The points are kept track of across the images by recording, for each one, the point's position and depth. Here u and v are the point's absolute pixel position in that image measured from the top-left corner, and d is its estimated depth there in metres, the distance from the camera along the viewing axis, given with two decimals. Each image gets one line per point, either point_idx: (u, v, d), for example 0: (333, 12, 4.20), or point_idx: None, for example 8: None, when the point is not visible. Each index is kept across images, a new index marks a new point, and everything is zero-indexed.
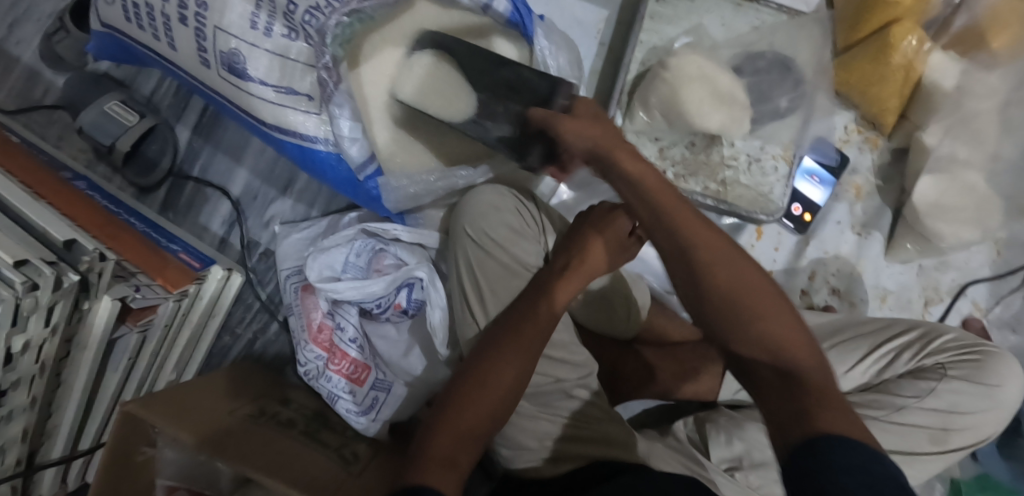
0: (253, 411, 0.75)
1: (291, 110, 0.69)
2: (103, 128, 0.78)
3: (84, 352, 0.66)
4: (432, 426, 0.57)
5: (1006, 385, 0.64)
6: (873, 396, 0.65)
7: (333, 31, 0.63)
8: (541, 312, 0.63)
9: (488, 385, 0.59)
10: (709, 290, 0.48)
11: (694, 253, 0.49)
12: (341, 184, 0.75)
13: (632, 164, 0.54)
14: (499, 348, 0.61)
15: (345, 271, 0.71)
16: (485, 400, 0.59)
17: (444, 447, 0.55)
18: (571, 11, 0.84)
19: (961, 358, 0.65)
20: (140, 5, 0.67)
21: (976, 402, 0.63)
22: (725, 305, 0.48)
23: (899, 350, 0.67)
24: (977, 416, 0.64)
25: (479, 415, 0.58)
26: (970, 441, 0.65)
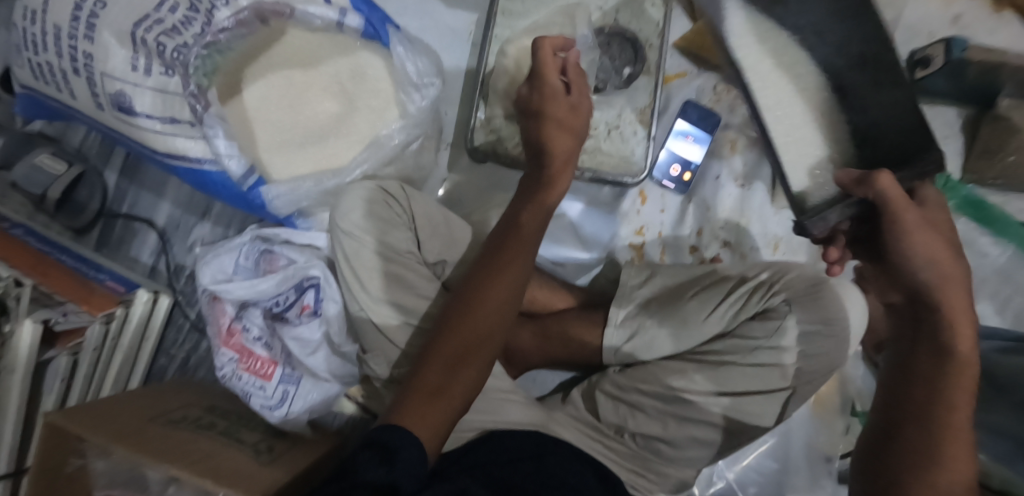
0: (177, 417, 0.81)
1: (176, 138, 0.77)
2: (34, 179, 0.86)
3: (13, 374, 0.74)
4: (418, 367, 0.60)
5: (844, 315, 0.71)
6: (731, 342, 0.73)
7: (194, 63, 0.75)
8: (527, 224, 0.67)
9: (458, 330, 0.62)
10: (948, 380, 0.59)
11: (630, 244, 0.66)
12: (236, 199, 0.82)
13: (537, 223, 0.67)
14: (492, 272, 0.65)
15: (238, 273, 0.80)
16: (482, 323, 0.63)
17: (434, 376, 0.59)
18: (440, 18, 0.92)
19: (801, 294, 0.72)
20: (42, 64, 0.77)
21: (820, 334, 0.71)
22: (946, 389, 0.58)
23: (751, 293, 0.74)
24: (824, 350, 0.71)
25: (470, 346, 0.61)
26: (820, 374, 0.72)
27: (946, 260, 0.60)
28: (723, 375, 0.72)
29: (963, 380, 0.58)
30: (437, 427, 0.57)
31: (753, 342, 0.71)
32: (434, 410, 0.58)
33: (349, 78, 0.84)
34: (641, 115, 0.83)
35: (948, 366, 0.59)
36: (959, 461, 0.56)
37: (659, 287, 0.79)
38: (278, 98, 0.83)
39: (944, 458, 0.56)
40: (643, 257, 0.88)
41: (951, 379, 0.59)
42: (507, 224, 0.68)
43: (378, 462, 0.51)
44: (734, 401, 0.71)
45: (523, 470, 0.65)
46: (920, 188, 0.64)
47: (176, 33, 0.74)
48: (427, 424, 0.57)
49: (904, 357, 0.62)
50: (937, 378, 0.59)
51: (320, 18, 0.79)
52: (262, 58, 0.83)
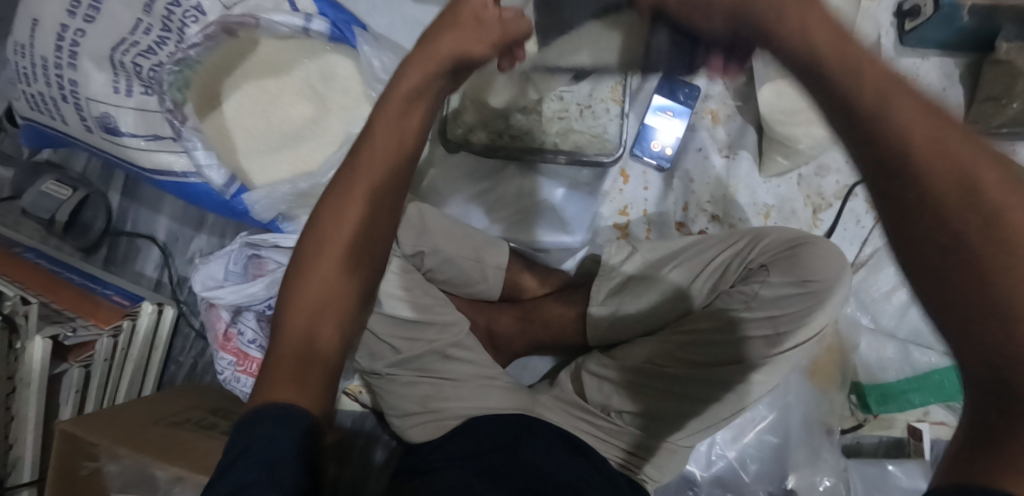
0: (180, 419, 0.84)
1: (161, 153, 0.80)
2: (41, 204, 0.91)
3: (28, 387, 0.78)
4: (279, 331, 0.54)
5: (826, 274, 0.66)
6: (710, 312, 0.70)
7: (167, 79, 0.75)
8: (375, 157, 0.54)
9: (318, 277, 0.54)
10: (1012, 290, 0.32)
11: (343, 189, 0.55)
12: (221, 208, 0.85)
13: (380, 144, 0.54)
14: (337, 212, 0.55)
15: (228, 279, 0.81)
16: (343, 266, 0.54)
17: (296, 340, 0.53)
18: (412, 16, 0.93)
19: (779, 257, 0.68)
20: (35, 94, 0.81)
21: (800, 298, 0.66)
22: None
23: (728, 262, 0.72)
24: (805, 313, 0.66)
25: (328, 285, 0.54)
26: (810, 338, 0.67)
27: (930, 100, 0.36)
28: (704, 346, 0.69)
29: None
30: (319, 393, 0.52)
31: (730, 310, 0.69)
32: (309, 376, 0.52)
33: (324, 83, 0.86)
34: (613, 92, 0.82)
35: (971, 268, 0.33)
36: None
37: (639, 263, 0.76)
38: (254, 107, 0.85)
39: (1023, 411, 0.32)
40: (629, 237, 0.87)
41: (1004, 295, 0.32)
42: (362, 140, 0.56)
43: (265, 447, 0.46)
44: (716, 373, 0.68)
45: (499, 457, 0.65)
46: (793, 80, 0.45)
47: (152, 54, 0.77)
48: (302, 395, 0.50)
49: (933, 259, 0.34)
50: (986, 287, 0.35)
51: (284, 25, 0.80)
52: (240, 69, 0.85)
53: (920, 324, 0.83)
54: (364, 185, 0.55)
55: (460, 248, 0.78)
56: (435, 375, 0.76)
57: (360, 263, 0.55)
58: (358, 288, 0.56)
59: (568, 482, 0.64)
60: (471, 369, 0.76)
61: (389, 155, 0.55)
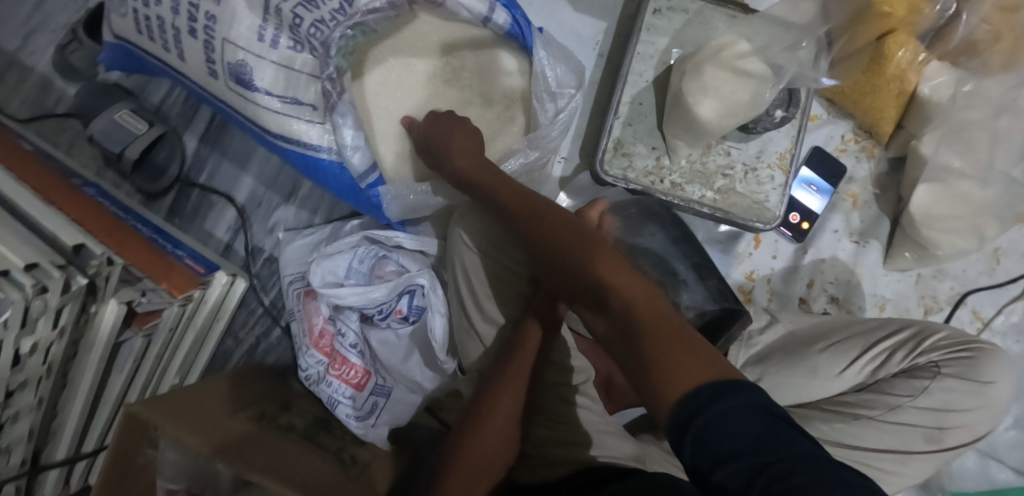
0: (255, 413, 0.76)
1: (293, 119, 0.70)
2: (113, 136, 0.81)
3: (89, 354, 0.67)
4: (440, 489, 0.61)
5: (998, 382, 0.66)
6: (868, 395, 0.67)
7: (337, 43, 0.66)
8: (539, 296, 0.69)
9: (496, 409, 0.63)
10: (635, 319, 0.47)
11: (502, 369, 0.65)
12: (343, 192, 0.76)
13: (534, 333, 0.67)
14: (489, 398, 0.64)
15: (350, 277, 0.72)
16: (508, 400, 0.64)
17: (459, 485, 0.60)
18: (570, 23, 0.88)
19: (951, 356, 0.66)
20: (151, 17, 0.69)
21: (973, 397, 0.65)
22: (615, 313, 0.49)
23: (890, 351, 0.69)
24: (969, 417, 0.65)
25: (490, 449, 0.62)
26: (966, 438, 0.66)
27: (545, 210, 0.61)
28: (858, 428, 0.65)
29: (638, 312, 0.47)
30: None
31: (897, 399, 0.66)
32: None
33: (482, 76, 0.78)
34: (780, 160, 0.79)
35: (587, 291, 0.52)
36: (654, 344, 0.44)
37: (783, 334, 0.75)
38: (397, 86, 0.77)
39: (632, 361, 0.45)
40: (752, 303, 0.85)
41: (611, 316, 0.49)
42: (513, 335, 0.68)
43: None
44: (869, 460, 0.65)
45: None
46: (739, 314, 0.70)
47: (315, 6, 0.65)
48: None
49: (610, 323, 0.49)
50: (615, 290, 0.50)
51: (468, 10, 0.71)
52: (397, 40, 0.76)
53: (998, 438, 0.87)
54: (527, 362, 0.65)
55: None
56: (556, 418, 0.72)
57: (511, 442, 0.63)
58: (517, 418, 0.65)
59: None
60: (594, 418, 0.72)
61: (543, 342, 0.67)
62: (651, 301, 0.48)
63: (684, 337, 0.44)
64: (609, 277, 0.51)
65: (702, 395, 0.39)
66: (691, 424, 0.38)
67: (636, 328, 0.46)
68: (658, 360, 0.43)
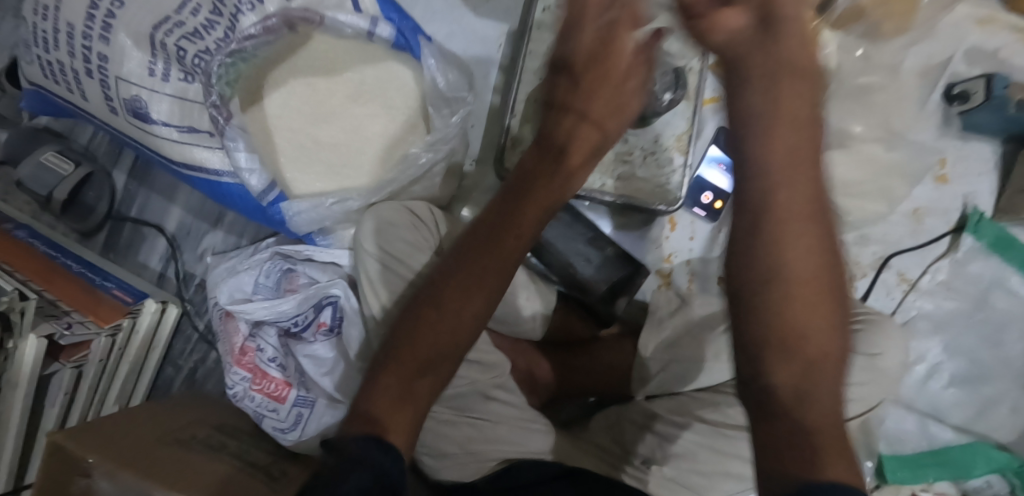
0: (186, 436, 0.78)
1: (194, 147, 0.73)
2: (40, 179, 0.84)
3: (15, 390, 0.70)
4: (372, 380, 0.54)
5: (890, 352, 0.65)
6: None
7: (218, 71, 0.69)
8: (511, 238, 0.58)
9: (457, 285, 0.57)
10: (788, 308, 0.42)
11: (473, 249, 0.58)
12: (254, 213, 0.78)
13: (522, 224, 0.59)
14: (460, 263, 0.58)
15: (258, 292, 0.75)
16: (449, 335, 0.56)
17: (390, 387, 0.53)
18: (471, 28, 0.89)
19: None
20: (52, 62, 0.73)
21: (866, 371, 0.64)
22: (789, 304, 0.43)
23: None
24: (866, 390, 0.64)
25: (441, 329, 0.55)
26: (865, 410, 0.65)
27: (799, 75, 0.44)
28: None
29: (817, 316, 0.43)
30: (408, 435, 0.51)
31: None
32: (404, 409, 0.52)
33: (379, 87, 0.80)
34: (678, 141, 0.80)
35: (772, 245, 0.43)
36: (819, 341, 0.42)
37: (691, 318, 0.76)
38: (301, 106, 0.79)
39: (798, 381, 0.42)
40: (670, 285, 0.86)
41: (771, 285, 0.43)
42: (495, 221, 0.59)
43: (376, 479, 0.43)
44: None
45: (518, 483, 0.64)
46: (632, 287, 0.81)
47: (198, 38, 0.70)
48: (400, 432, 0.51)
49: (764, 289, 0.43)
50: (784, 259, 0.42)
51: (349, 26, 0.74)
52: (291, 61, 0.79)
53: (938, 398, 0.86)
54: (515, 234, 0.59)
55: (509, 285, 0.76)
56: (475, 415, 0.72)
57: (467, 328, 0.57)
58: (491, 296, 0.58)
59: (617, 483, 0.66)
60: (511, 412, 0.73)
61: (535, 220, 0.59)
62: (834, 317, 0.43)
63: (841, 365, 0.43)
64: (808, 235, 0.43)
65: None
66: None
67: (790, 337, 0.43)
68: (828, 430, 0.41)
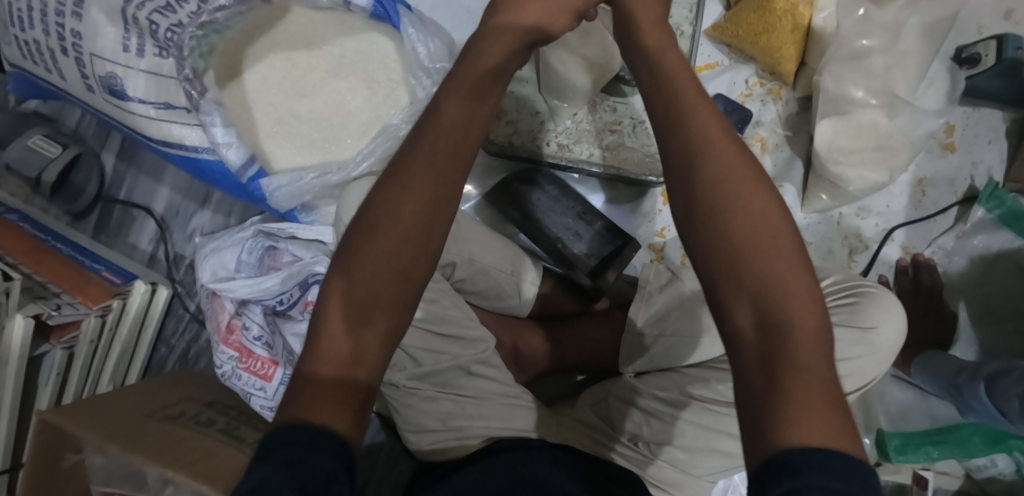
0: (175, 413, 0.78)
1: (172, 124, 0.72)
2: (28, 161, 0.84)
3: (6, 369, 0.71)
4: (309, 343, 0.45)
5: (884, 327, 0.62)
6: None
7: (188, 43, 0.67)
8: (416, 164, 0.46)
9: (386, 219, 0.45)
10: (756, 238, 0.41)
11: (398, 171, 0.46)
12: (236, 191, 0.77)
13: (448, 134, 0.47)
14: (383, 190, 0.46)
15: (241, 270, 0.76)
16: (375, 284, 0.44)
17: (338, 345, 0.44)
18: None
19: (838, 303, 0.64)
20: (29, 42, 0.72)
21: (857, 346, 0.61)
22: (730, 226, 0.41)
23: None
24: (858, 367, 0.62)
25: (373, 271, 0.44)
26: (856, 387, 0.63)
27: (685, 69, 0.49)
28: None
29: (769, 233, 0.41)
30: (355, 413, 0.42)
31: None
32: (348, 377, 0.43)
33: (360, 61, 0.78)
34: None
35: (695, 173, 0.43)
36: (795, 293, 0.40)
37: (680, 292, 0.74)
38: (281, 81, 0.78)
39: (759, 313, 0.39)
40: (663, 260, 0.84)
41: (706, 202, 0.42)
42: (422, 125, 0.48)
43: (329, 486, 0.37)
44: None
45: (501, 460, 0.63)
46: (624, 252, 0.78)
47: (171, 11, 0.67)
48: (342, 413, 0.41)
49: (710, 220, 0.42)
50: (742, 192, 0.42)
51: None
52: (272, 36, 0.77)
53: None
54: (441, 148, 0.47)
55: (494, 261, 0.74)
56: (458, 392, 0.71)
57: (408, 277, 0.45)
58: (421, 232, 0.46)
59: (607, 469, 0.65)
60: (496, 389, 0.72)
61: (461, 131, 0.48)
62: (784, 237, 0.42)
63: (808, 296, 0.40)
64: (728, 160, 0.43)
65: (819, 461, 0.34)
66: (783, 474, 0.33)
67: (744, 265, 0.41)
68: (797, 368, 0.38)
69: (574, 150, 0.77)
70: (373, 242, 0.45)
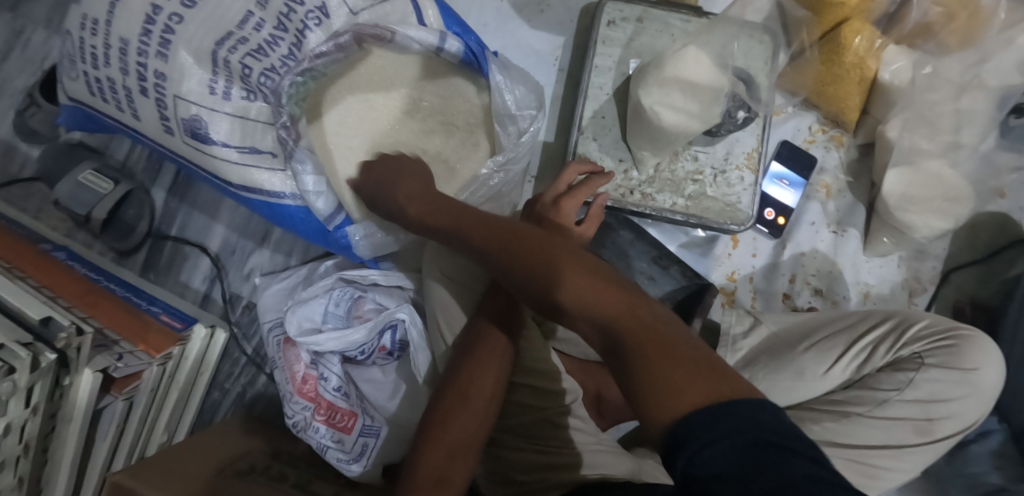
0: (244, 468, 0.74)
1: (254, 169, 0.69)
2: (79, 198, 0.80)
3: (68, 425, 0.67)
4: (410, 476, 0.59)
5: (984, 368, 0.66)
6: (854, 392, 0.68)
7: (288, 91, 0.65)
8: (484, 344, 0.65)
9: (466, 388, 0.62)
10: (613, 321, 0.42)
11: (472, 343, 0.66)
12: (314, 236, 0.75)
13: (500, 312, 0.67)
14: (464, 362, 0.64)
15: (327, 322, 0.73)
16: (463, 433, 0.60)
17: (430, 473, 0.58)
18: (527, 39, 0.87)
19: (937, 345, 0.67)
20: (101, 79, 0.68)
21: (961, 385, 0.65)
22: (602, 299, 0.44)
23: (874, 346, 0.69)
24: (962, 401, 0.65)
25: (462, 425, 0.60)
26: (959, 427, 0.66)
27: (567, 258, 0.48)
28: (849, 426, 0.66)
29: (609, 301, 0.43)
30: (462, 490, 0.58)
31: (883, 394, 0.67)
32: None
33: (440, 104, 0.78)
34: (748, 159, 0.78)
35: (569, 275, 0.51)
36: (639, 338, 0.41)
37: (765, 338, 0.75)
38: (360, 123, 0.76)
39: (604, 338, 0.43)
40: (735, 303, 0.85)
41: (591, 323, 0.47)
42: (485, 312, 0.67)
43: None
44: (860, 455, 0.65)
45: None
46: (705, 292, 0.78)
47: (262, 55, 0.67)
48: None
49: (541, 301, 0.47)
50: (582, 282, 0.45)
51: (419, 43, 0.71)
52: (354, 77, 0.76)
53: None
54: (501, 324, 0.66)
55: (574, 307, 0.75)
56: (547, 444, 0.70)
57: (485, 425, 0.61)
58: (495, 396, 0.63)
59: None
60: (588, 438, 0.70)
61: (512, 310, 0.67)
62: (626, 296, 0.44)
63: (696, 369, 0.38)
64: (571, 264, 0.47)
65: (699, 418, 0.34)
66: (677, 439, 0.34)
67: (650, 330, 0.41)
68: (643, 355, 0.39)
69: (660, 197, 0.77)
70: (454, 403, 0.61)
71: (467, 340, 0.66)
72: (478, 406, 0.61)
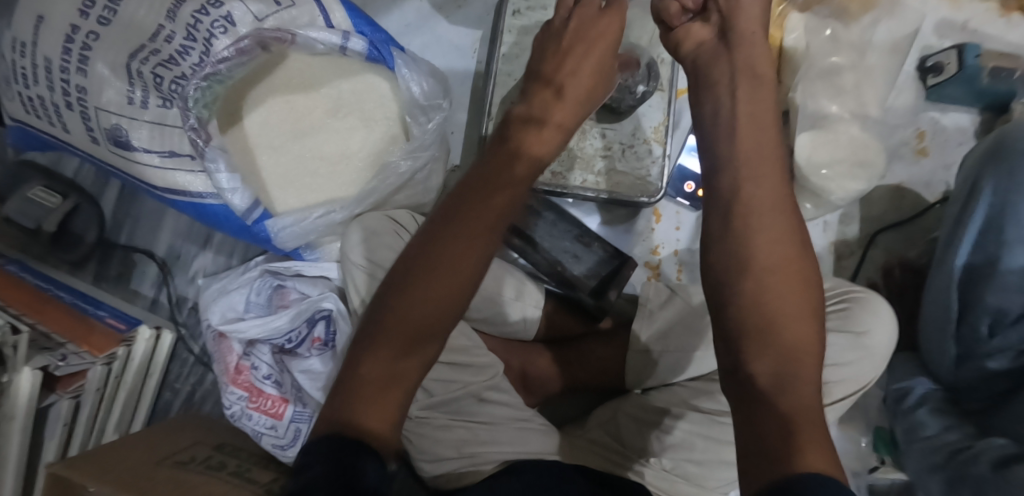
0: (186, 458, 0.76)
1: (176, 172, 0.73)
2: (28, 213, 0.84)
3: (12, 422, 0.70)
4: (357, 363, 0.50)
5: (875, 329, 0.66)
6: None
7: (194, 95, 0.70)
8: (474, 213, 0.55)
9: (438, 266, 0.53)
10: (763, 317, 0.48)
11: (458, 214, 0.55)
12: (238, 233, 0.79)
13: (501, 186, 0.56)
14: (438, 235, 0.54)
15: (250, 311, 0.77)
16: (421, 315, 0.51)
17: (377, 366, 0.49)
18: (445, 35, 0.91)
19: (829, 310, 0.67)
20: (33, 98, 0.74)
21: (851, 347, 0.65)
22: (763, 316, 0.48)
23: None
24: (854, 363, 0.65)
25: (424, 308, 0.51)
26: (855, 389, 0.65)
27: (767, 160, 0.53)
28: None
29: (783, 308, 0.49)
30: (395, 414, 0.48)
31: None
32: (389, 397, 0.49)
33: (355, 99, 0.81)
34: (655, 133, 0.81)
35: (738, 218, 0.52)
36: (769, 353, 0.47)
37: (681, 307, 0.76)
38: (280, 123, 0.80)
39: (772, 374, 0.46)
40: (660, 277, 0.86)
41: (749, 287, 0.50)
42: (470, 189, 0.56)
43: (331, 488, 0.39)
44: None
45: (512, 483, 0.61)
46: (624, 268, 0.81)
47: (173, 64, 0.72)
48: (386, 415, 0.48)
49: (732, 253, 0.51)
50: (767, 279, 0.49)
51: (321, 43, 0.76)
52: (269, 81, 0.80)
53: None
54: (499, 201, 0.56)
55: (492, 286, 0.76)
56: (469, 418, 0.71)
57: (458, 305, 0.53)
58: (470, 276, 0.54)
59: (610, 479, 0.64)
60: (507, 413, 0.72)
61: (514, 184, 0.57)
62: (796, 284, 0.50)
63: (820, 432, 0.43)
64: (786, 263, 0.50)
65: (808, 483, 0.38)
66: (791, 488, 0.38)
67: (764, 328, 0.48)
68: (798, 433, 0.42)
69: (570, 176, 0.80)
70: (413, 281, 0.53)
71: (446, 215, 0.55)
72: (446, 285, 0.52)
